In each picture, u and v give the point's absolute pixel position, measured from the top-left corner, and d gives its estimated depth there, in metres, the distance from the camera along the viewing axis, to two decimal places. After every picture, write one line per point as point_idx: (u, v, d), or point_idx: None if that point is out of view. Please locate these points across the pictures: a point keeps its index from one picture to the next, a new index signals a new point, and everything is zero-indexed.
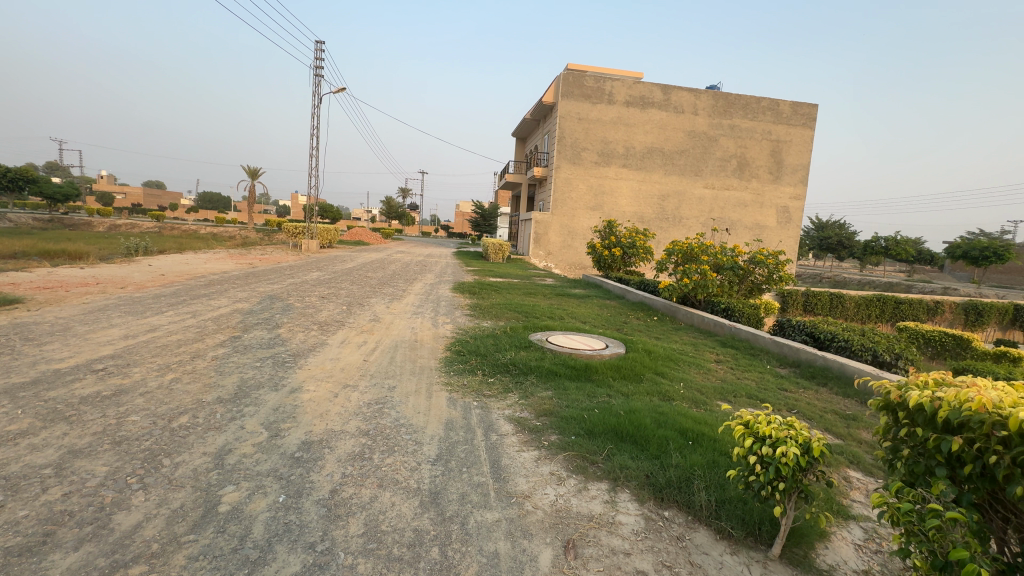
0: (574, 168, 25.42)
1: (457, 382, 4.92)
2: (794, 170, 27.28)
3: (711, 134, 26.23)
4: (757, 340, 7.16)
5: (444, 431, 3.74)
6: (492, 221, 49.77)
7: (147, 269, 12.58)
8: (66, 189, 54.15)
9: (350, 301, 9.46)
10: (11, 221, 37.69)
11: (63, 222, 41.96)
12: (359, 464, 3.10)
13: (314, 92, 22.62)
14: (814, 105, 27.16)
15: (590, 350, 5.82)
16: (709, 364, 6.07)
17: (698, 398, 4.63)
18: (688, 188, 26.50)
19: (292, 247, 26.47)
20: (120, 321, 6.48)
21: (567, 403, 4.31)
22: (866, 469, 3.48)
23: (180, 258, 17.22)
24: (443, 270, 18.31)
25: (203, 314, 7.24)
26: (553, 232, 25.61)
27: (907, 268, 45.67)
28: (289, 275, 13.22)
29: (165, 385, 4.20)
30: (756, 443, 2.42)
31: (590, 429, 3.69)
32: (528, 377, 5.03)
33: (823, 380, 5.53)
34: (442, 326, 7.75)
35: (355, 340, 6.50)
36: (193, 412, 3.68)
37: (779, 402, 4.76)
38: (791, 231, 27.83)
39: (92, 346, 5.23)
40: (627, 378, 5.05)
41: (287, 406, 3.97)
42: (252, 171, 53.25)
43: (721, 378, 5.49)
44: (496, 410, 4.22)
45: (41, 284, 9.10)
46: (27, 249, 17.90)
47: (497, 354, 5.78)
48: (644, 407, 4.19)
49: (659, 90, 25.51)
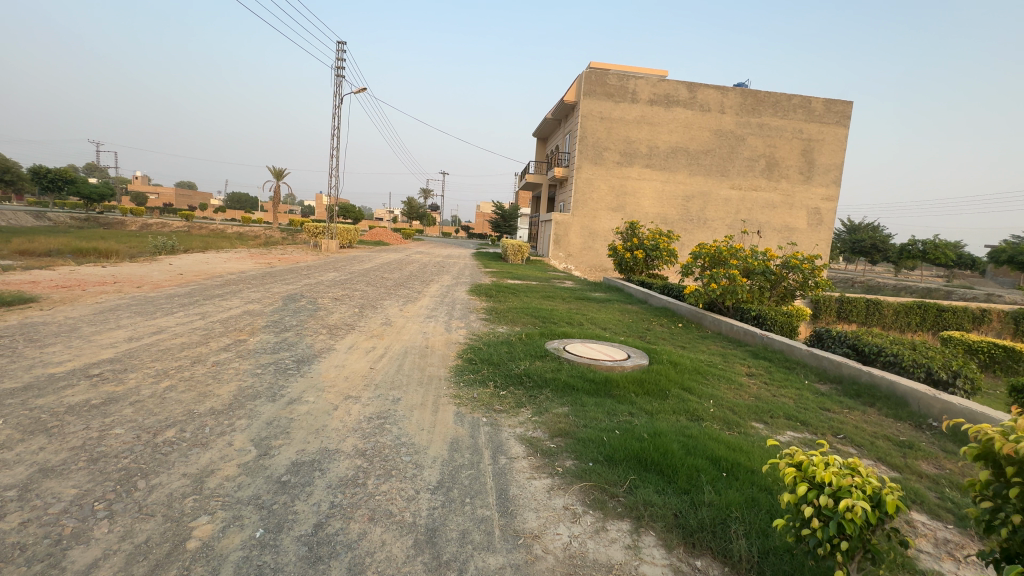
0: (595, 168, 24.90)
1: (467, 395, 4.57)
2: (826, 170, 26.17)
3: (739, 132, 25.39)
4: (792, 351, 6.62)
5: (449, 452, 3.41)
6: (513, 222, 49.61)
7: (166, 268, 12.63)
8: (102, 189, 55.80)
9: (363, 304, 9.24)
10: (52, 220, 39.29)
11: (99, 221, 43.57)
12: (350, 491, 2.78)
13: (336, 92, 22.72)
14: (848, 102, 26.03)
15: (611, 361, 5.41)
16: (741, 379, 5.56)
17: (730, 419, 4.18)
18: (714, 189, 25.68)
19: (313, 247, 26.66)
20: (128, 322, 6.36)
21: (585, 422, 3.92)
22: (932, 510, 3.00)
23: (201, 257, 17.41)
24: (460, 272, 18.09)
25: (213, 316, 7.09)
26: (573, 233, 25.14)
27: (946, 273, 43.61)
28: (305, 275, 13.14)
29: (158, 394, 3.98)
30: (813, 491, 1.99)
31: (610, 454, 3.30)
32: (542, 391, 4.64)
33: (870, 400, 4.99)
34: (456, 331, 7.44)
35: (364, 346, 6.23)
36: (181, 426, 3.43)
37: (821, 425, 4.27)
38: (823, 234, 26.70)
39: (94, 349, 5.09)
40: (650, 394, 4.63)
41: (282, 420, 3.69)
42: (277, 172, 54.33)
43: (755, 395, 5.00)
44: (506, 428, 3.87)
45: (60, 282, 9.17)
46: (61, 247, 18.41)
47: (510, 364, 5.40)
48: (670, 429, 3.79)
49: (684, 87, 24.81)
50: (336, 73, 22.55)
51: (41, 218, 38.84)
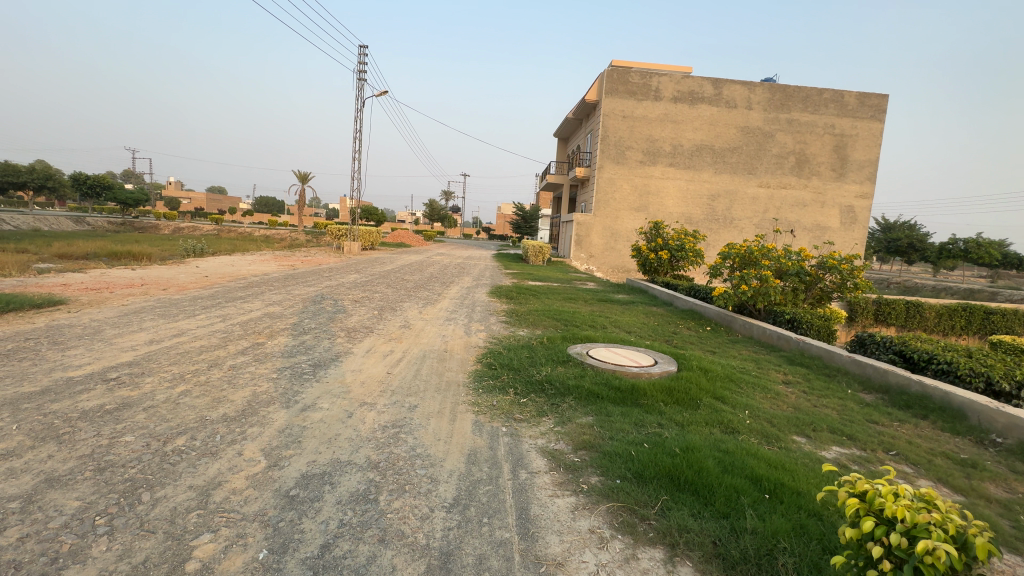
0: (618, 168, 24.48)
1: (485, 403, 4.37)
2: (860, 166, 25.14)
3: (767, 129, 24.61)
4: (832, 358, 6.21)
5: (466, 465, 3.22)
6: (534, 223, 49.41)
7: (193, 271, 12.87)
8: (136, 195, 57.84)
9: (383, 306, 9.15)
10: (90, 225, 40.82)
11: (135, 225, 45.12)
12: (360, 508, 2.61)
13: (357, 95, 22.92)
14: (883, 95, 24.95)
15: (638, 367, 5.14)
16: (777, 387, 5.21)
17: (769, 432, 3.87)
18: (741, 188, 24.94)
19: (336, 249, 27.00)
20: (150, 325, 6.39)
21: (610, 434, 3.67)
22: (1008, 543, 2.65)
23: (227, 259, 17.71)
24: (481, 273, 17.96)
25: (233, 319, 7.08)
26: (595, 234, 24.76)
27: (990, 273, 41.45)
28: (326, 277, 13.18)
29: (172, 399, 3.91)
30: (882, 528, 1.73)
31: (640, 471, 3.06)
32: (565, 400, 4.41)
33: (922, 412, 4.60)
34: (476, 334, 7.28)
35: (382, 349, 6.11)
36: (192, 433, 3.34)
37: (871, 440, 3.92)
38: (857, 233, 25.63)
39: (114, 352, 5.09)
40: (680, 404, 4.34)
41: (294, 428, 3.56)
42: (303, 176, 55.49)
43: (794, 406, 4.65)
44: (527, 439, 3.66)
45: (90, 284, 9.38)
46: (97, 250, 19.00)
47: (531, 370, 5.17)
48: (704, 442, 3.52)
49: (709, 84, 24.20)
50: (358, 77, 22.73)
51: (82, 223, 40.55)
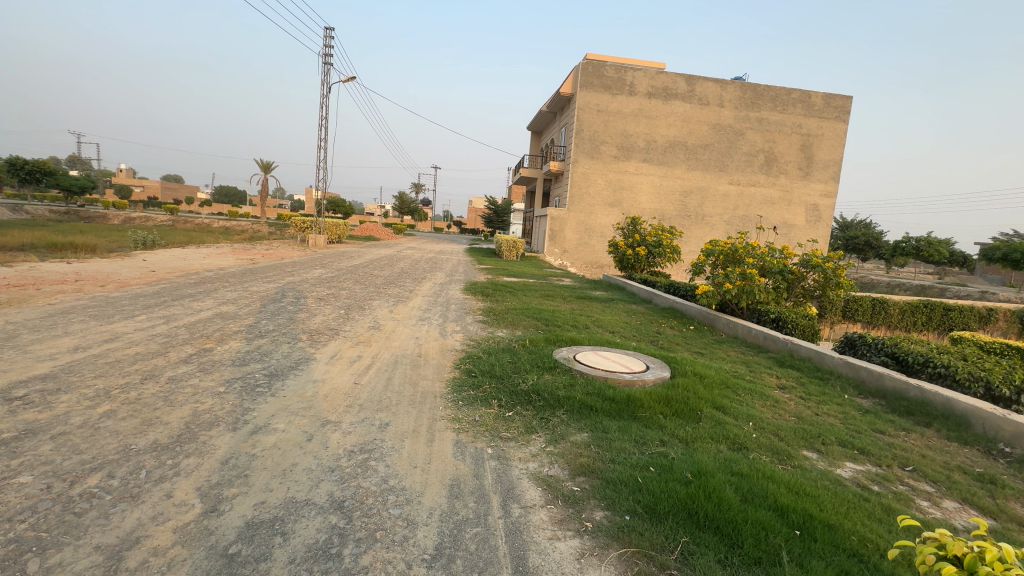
0: (592, 163, 24.24)
1: (467, 418, 3.87)
2: (825, 165, 25.74)
3: (738, 127, 24.84)
4: (822, 360, 5.96)
5: (448, 501, 2.73)
6: (506, 217, 48.85)
7: (138, 265, 11.78)
8: (83, 181, 53.95)
9: (350, 304, 8.50)
10: (28, 213, 37.65)
11: (80, 214, 41.95)
12: (319, 570, 2.09)
13: (323, 80, 21.78)
14: (848, 97, 25.59)
15: (630, 374, 4.75)
16: (774, 393, 4.92)
17: (778, 447, 3.54)
18: (712, 184, 25.12)
19: (300, 242, 25.76)
20: (78, 327, 5.58)
21: (610, 455, 3.25)
22: None
23: (180, 253, 16.40)
24: (453, 268, 17.37)
25: (178, 320, 6.31)
26: (569, 228, 24.48)
27: (938, 270, 43.57)
28: (288, 272, 12.32)
29: (89, 423, 3.24)
30: None
31: (651, 504, 2.65)
32: (555, 413, 3.97)
33: (925, 420, 4.39)
34: (451, 336, 6.75)
35: (349, 355, 5.52)
36: (110, 469, 2.72)
37: (882, 453, 3.66)
38: (821, 231, 26.28)
39: (27, 363, 4.32)
40: (681, 416, 3.97)
41: (240, 458, 2.98)
42: (265, 165, 52.86)
43: (795, 415, 4.35)
44: (517, 464, 3.20)
45: (14, 280, 8.34)
46: (33, 240, 17.38)
47: (516, 379, 4.70)
48: (715, 463, 3.15)
49: (682, 80, 24.24)
50: (324, 61, 21.61)
51: (19, 211, 37.48)
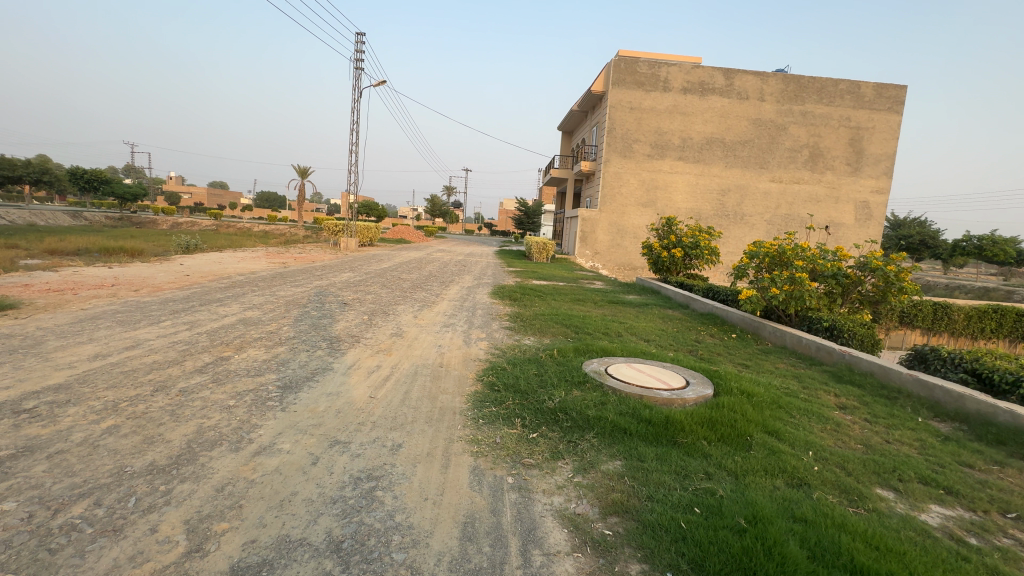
0: (625, 162, 23.56)
1: (488, 440, 3.53)
2: (876, 160, 24.15)
3: (780, 121, 23.63)
4: (887, 375, 5.32)
5: (460, 545, 2.38)
6: (536, 218, 48.43)
7: (175, 269, 12.04)
8: (135, 189, 56.75)
9: (374, 310, 8.32)
10: (86, 219, 39.96)
11: (133, 220, 44.16)
12: None
13: (355, 85, 22.00)
14: (902, 87, 23.93)
15: (669, 392, 4.28)
16: (835, 415, 4.35)
17: (847, 485, 3.02)
18: (753, 182, 23.95)
19: (333, 245, 26.15)
20: (104, 334, 5.57)
21: (648, 491, 2.84)
22: None
23: (216, 257, 16.75)
24: (482, 271, 17.11)
25: (202, 326, 6.24)
26: (600, 230, 23.89)
27: (1002, 272, 40.29)
28: (317, 276, 12.34)
29: (89, 441, 3.07)
30: None
31: (698, 561, 2.23)
32: (584, 437, 3.58)
33: (1020, 452, 3.74)
34: (476, 344, 6.44)
35: (368, 364, 5.29)
36: (98, 496, 2.51)
37: (975, 494, 3.08)
38: (872, 230, 24.64)
39: (45, 371, 4.26)
40: (728, 443, 3.50)
41: (237, 485, 2.73)
42: (302, 171, 54.43)
43: (862, 443, 3.79)
44: (540, 498, 2.83)
45: (54, 285, 8.56)
46: (85, 245, 18.23)
47: (542, 395, 4.31)
48: (771, 504, 2.69)
49: (720, 74, 23.22)
50: (355, 66, 21.83)
51: (79, 217, 39.82)
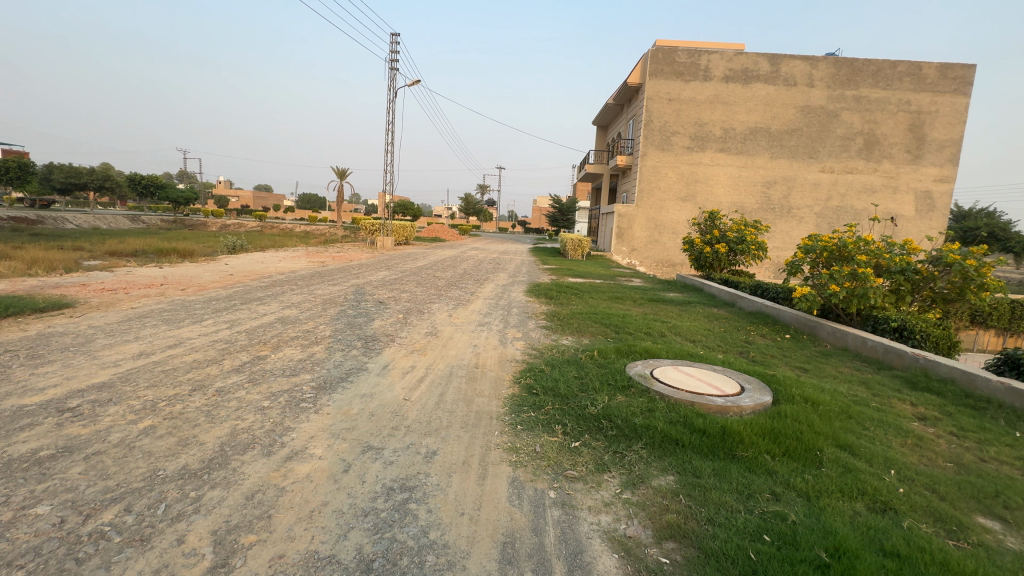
0: (663, 155, 22.81)
1: (527, 449, 3.30)
2: (939, 147, 22.40)
3: (831, 108, 22.27)
4: (971, 382, 4.77)
5: (499, 568, 2.17)
6: (570, 215, 47.85)
7: (220, 269, 12.43)
8: (188, 193, 59.76)
9: (409, 309, 8.25)
10: (144, 222, 42.39)
11: (185, 222, 46.46)
12: None
13: (390, 86, 22.21)
14: (969, 66, 22.06)
15: (723, 399, 3.92)
16: (915, 428, 3.87)
17: (943, 513, 2.62)
18: (801, 173, 22.69)
19: (370, 244, 26.56)
20: (149, 332, 5.70)
21: (709, 513, 2.54)
22: None
23: (259, 257, 17.26)
24: (517, 269, 16.91)
25: (241, 325, 6.30)
26: (637, 226, 23.24)
27: None
28: (354, 274, 12.47)
29: (126, 442, 3.05)
30: None
31: None
32: (632, 447, 3.29)
33: None
34: (512, 344, 6.22)
35: (402, 365, 5.16)
36: (129, 502, 2.45)
37: None
38: (935, 221, 22.87)
39: (91, 370, 4.34)
40: (795, 459, 3.13)
41: (267, 493, 2.61)
42: (342, 172, 55.94)
43: (952, 462, 3.34)
44: (586, 515, 2.59)
45: (109, 285, 8.96)
46: (142, 246, 19.21)
47: (583, 400, 4.05)
48: (854, 534, 2.34)
49: (765, 60, 22.08)
50: (390, 67, 22.05)
51: (138, 220, 42.27)
